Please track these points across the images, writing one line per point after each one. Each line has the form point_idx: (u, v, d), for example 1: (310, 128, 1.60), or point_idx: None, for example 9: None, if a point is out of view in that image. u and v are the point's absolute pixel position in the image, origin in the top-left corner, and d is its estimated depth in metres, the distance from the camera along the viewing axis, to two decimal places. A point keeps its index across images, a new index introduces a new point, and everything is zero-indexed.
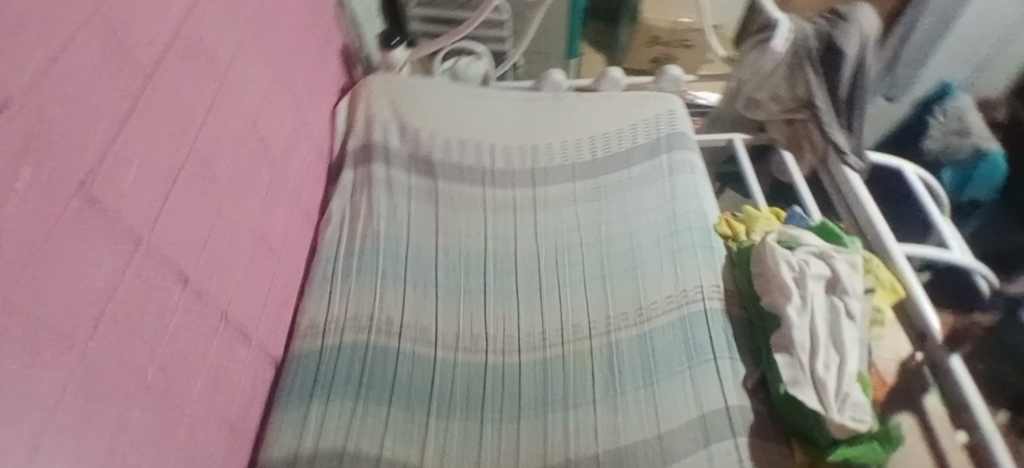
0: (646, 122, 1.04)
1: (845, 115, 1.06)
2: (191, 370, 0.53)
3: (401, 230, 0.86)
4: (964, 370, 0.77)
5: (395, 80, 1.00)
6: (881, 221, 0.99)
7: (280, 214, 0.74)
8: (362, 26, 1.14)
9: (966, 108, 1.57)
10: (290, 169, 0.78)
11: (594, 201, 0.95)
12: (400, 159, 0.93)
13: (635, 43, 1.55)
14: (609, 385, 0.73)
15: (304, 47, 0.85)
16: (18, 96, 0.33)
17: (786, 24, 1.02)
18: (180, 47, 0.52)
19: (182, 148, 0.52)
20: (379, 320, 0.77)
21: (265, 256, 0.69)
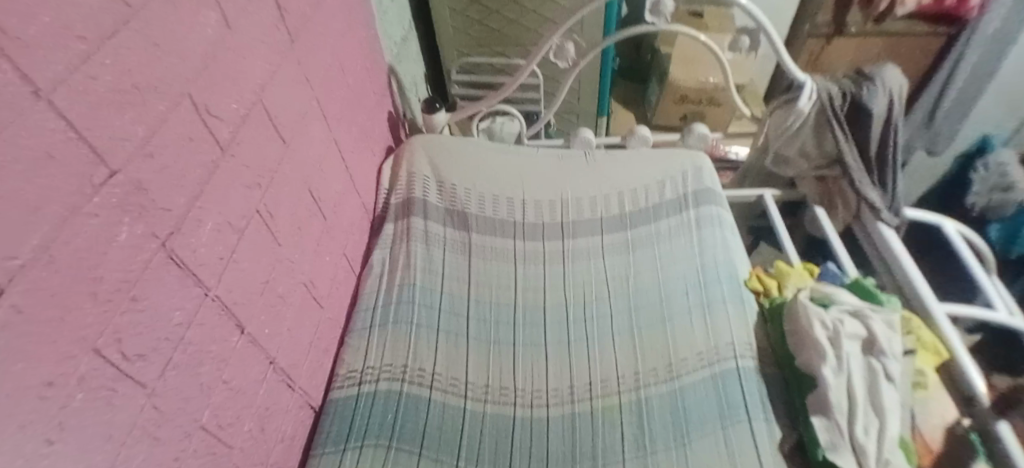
0: (674, 177, 1.07)
1: (877, 171, 1.06)
2: (240, 412, 0.56)
3: (436, 281, 0.90)
4: (1015, 439, 0.76)
5: (435, 139, 1.06)
6: (921, 279, 0.97)
7: (327, 265, 0.79)
8: (408, 92, 1.24)
9: (1009, 162, 1.56)
10: (338, 223, 0.84)
11: (623, 254, 0.97)
12: (437, 212, 0.98)
13: (664, 101, 1.61)
14: (639, 444, 0.72)
15: (356, 112, 0.94)
16: (119, 168, 0.39)
17: (811, 83, 1.04)
18: (252, 120, 0.60)
19: (248, 207, 0.58)
20: (413, 369, 0.79)
21: (312, 304, 0.74)
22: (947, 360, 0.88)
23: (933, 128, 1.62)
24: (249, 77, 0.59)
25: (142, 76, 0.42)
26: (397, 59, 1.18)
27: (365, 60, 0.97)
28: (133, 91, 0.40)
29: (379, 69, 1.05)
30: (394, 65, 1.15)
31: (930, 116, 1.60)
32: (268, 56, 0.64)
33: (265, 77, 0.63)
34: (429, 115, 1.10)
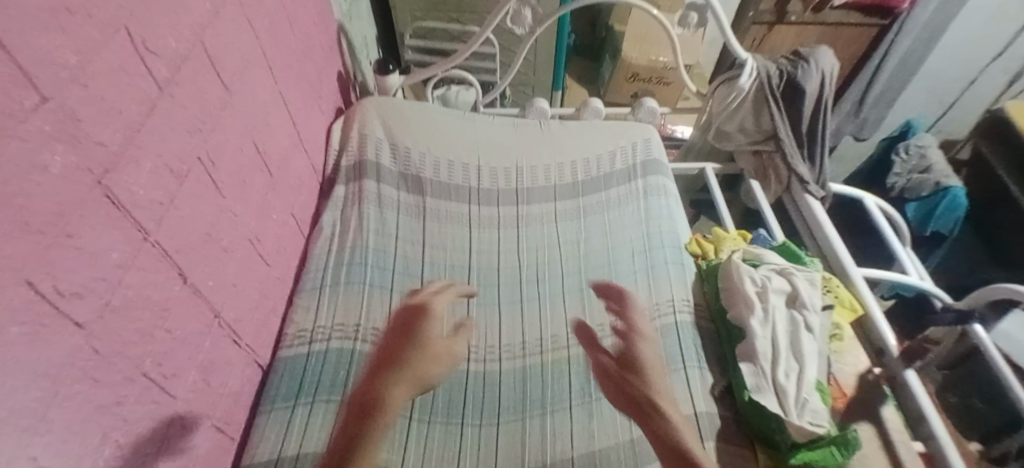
0: (624, 148, 1.11)
1: (807, 147, 1.14)
2: (183, 362, 0.55)
3: (388, 242, 0.89)
4: (918, 383, 0.86)
5: (388, 101, 1.05)
6: (842, 246, 1.06)
7: (274, 222, 0.77)
8: (359, 54, 1.21)
9: (928, 146, 1.74)
10: (285, 180, 0.82)
11: (575, 220, 1.00)
12: (391, 176, 0.97)
13: (616, 77, 1.65)
14: (585, 392, 0.78)
15: (304, 68, 0.91)
16: (50, 94, 0.37)
17: (752, 61, 1.09)
18: (193, 62, 0.57)
19: (189, 154, 0.56)
20: (366, 328, 0.78)
21: (258, 261, 0.73)
22: (862, 317, 0.98)
23: (862, 115, 1.77)
24: (189, 15, 0.56)
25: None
26: (346, 18, 1.14)
27: (312, 14, 0.93)
28: (65, 14, 0.38)
29: (328, 26, 1.02)
30: (344, 23, 1.11)
31: (859, 105, 1.74)
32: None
33: (207, 18, 0.60)
34: (381, 77, 1.08)
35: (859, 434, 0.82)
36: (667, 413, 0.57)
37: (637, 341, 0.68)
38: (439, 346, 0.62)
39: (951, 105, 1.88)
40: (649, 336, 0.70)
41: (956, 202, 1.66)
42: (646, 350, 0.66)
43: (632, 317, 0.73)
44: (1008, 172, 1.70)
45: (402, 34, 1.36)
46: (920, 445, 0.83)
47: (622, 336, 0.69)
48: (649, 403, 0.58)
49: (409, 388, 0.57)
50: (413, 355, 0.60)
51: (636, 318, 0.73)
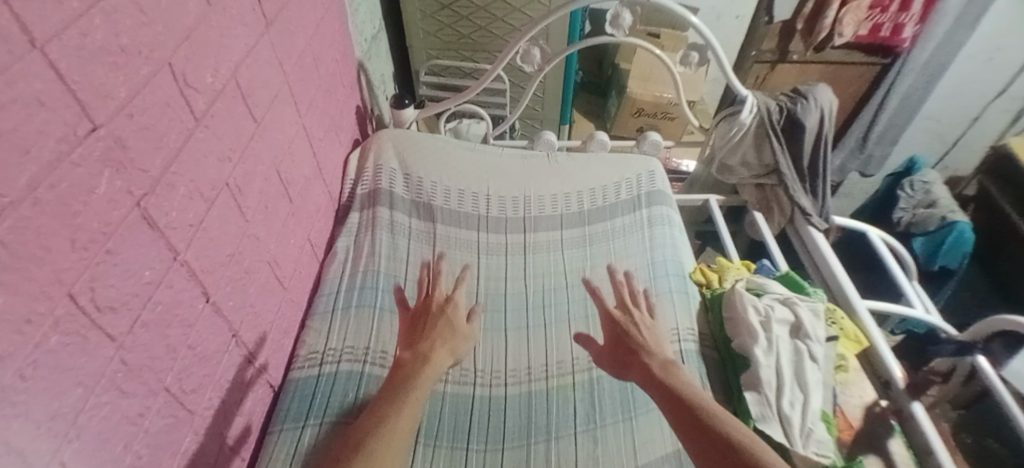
0: (629, 179, 1.14)
1: (809, 181, 1.18)
2: (202, 379, 0.57)
3: (400, 268, 0.91)
4: (925, 416, 0.86)
5: (401, 133, 1.09)
6: (846, 278, 1.07)
7: (292, 247, 0.81)
8: (376, 89, 1.27)
9: (932, 182, 1.76)
10: (304, 207, 0.86)
11: (581, 248, 1.03)
12: (403, 203, 1.01)
13: (622, 113, 1.70)
14: (590, 419, 0.79)
15: (326, 102, 0.96)
16: (102, 123, 0.41)
17: (753, 98, 1.12)
18: (227, 95, 0.62)
19: (218, 180, 0.60)
20: (376, 351, 0.79)
21: (276, 283, 0.75)
22: (868, 348, 0.98)
23: (866, 150, 1.80)
24: (226, 54, 0.61)
25: (129, 38, 0.44)
26: (367, 56, 1.21)
27: (336, 52, 0.99)
28: (120, 52, 0.43)
29: (350, 63, 1.08)
30: (364, 61, 1.18)
31: (863, 141, 1.78)
32: (246, 36, 0.66)
33: (242, 56, 0.65)
34: (398, 111, 1.14)
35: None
36: (678, 384, 0.60)
37: (639, 326, 0.71)
38: (464, 327, 0.75)
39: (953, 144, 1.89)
40: (650, 322, 0.73)
41: (963, 238, 1.64)
42: (645, 333, 0.70)
43: (634, 304, 0.76)
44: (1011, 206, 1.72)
45: (418, 72, 1.43)
46: None
47: (615, 322, 0.72)
48: (659, 377, 0.62)
49: (447, 356, 0.71)
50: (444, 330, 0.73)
51: (639, 306, 0.76)
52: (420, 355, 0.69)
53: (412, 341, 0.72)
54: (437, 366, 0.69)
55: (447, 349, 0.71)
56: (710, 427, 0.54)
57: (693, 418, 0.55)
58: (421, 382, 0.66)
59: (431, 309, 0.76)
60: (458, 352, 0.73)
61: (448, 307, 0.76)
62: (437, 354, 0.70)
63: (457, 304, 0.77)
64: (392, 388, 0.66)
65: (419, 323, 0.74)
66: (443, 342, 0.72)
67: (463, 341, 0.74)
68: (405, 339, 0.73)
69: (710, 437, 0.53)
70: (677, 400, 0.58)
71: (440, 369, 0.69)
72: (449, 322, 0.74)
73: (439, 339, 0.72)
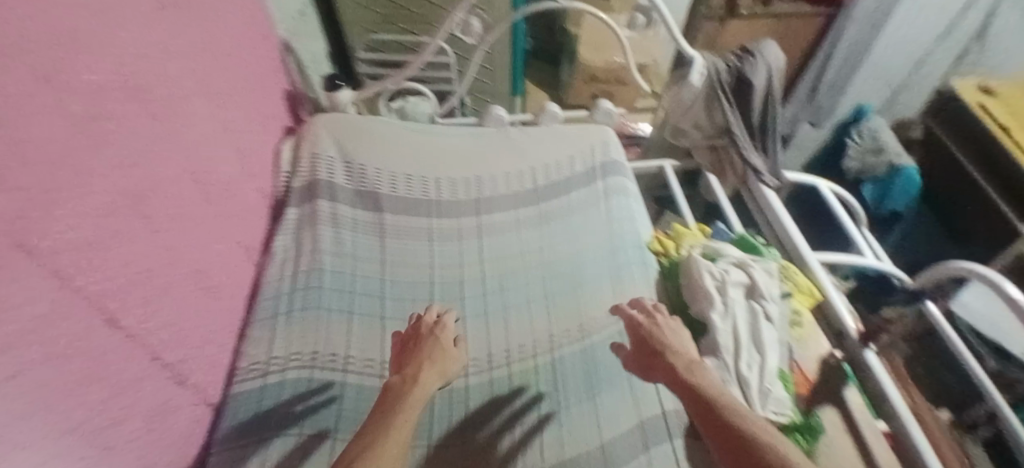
0: (583, 151, 1.11)
1: (759, 139, 1.16)
2: (122, 410, 0.53)
3: (346, 263, 0.86)
4: (878, 364, 0.88)
5: (341, 117, 1.03)
6: (797, 233, 1.09)
7: (219, 253, 0.75)
8: (308, 71, 1.18)
9: (879, 129, 1.80)
10: (231, 208, 0.79)
11: (537, 226, 1.00)
12: (346, 194, 0.95)
13: (575, 81, 1.68)
14: (555, 401, 0.78)
15: (247, 90, 0.88)
16: None
17: (700, 60, 1.13)
18: (113, 94, 0.55)
19: (113, 190, 0.53)
20: (325, 355, 0.75)
21: (204, 295, 0.70)
22: (822, 302, 1.00)
23: (817, 101, 1.81)
24: (108, 45, 0.54)
25: None
26: (292, 35, 1.11)
27: (254, 34, 0.91)
28: None
29: (272, 44, 0.99)
30: (289, 41, 1.08)
31: (813, 92, 1.80)
32: (130, 23, 0.58)
33: (129, 47, 0.57)
34: (332, 94, 1.06)
35: (824, 420, 0.83)
36: (709, 391, 0.61)
37: (662, 330, 0.71)
38: (452, 349, 0.70)
39: (899, 90, 1.89)
40: (674, 325, 0.72)
41: (911, 182, 1.71)
42: (669, 337, 0.70)
43: (653, 307, 0.75)
44: (958, 146, 1.77)
45: (354, 49, 1.34)
46: (884, 424, 0.85)
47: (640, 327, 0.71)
48: (690, 385, 0.62)
49: (435, 377, 0.66)
50: (434, 353, 0.68)
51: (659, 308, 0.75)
52: (405, 380, 0.63)
53: (410, 362, 0.67)
54: (426, 389, 0.63)
55: (436, 372, 0.66)
56: (738, 439, 0.54)
57: (729, 433, 0.55)
58: (408, 406, 0.59)
59: (425, 332, 0.71)
60: (448, 375, 0.68)
61: (437, 329, 0.72)
62: (425, 376, 0.64)
63: (446, 324, 0.73)
64: (383, 410, 0.59)
65: (420, 347, 0.69)
66: (431, 364, 0.67)
67: (452, 362, 0.69)
68: (394, 362, 0.69)
69: (743, 447, 0.53)
70: (709, 409, 0.59)
71: (428, 392, 0.63)
72: (438, 344, 0.70)
73: (427, 360, 0.67)
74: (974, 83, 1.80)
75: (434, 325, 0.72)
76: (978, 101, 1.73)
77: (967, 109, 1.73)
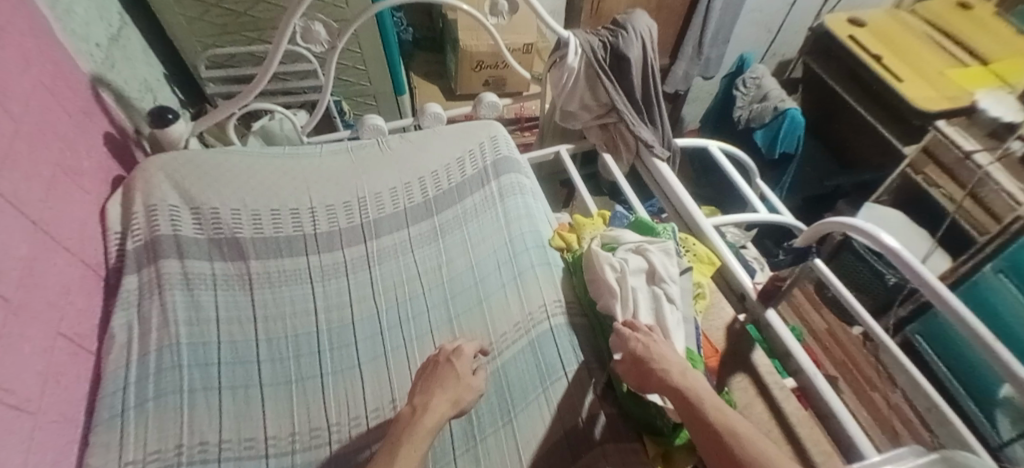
0: (472, 151, 1.04)
1: (645, 112, 1.16)
2: None
3: (208, 330, 0.75)
4: (779, 320, 0.91)
5: (179, 155, 0.88)
6: (691, 202, 1.09)
7: (30, 355, 0.60)
8: (136, 102, 1.01)
9: (760, 76, 1.87)
10: (37, 296, 0.64)
11: (433, 243, 0.93)
12: (197, 247, 0.82)
13: (461, 69, 1.57)
14: (469, 436, 0.73)
15: (41, 144, 0.72)
16: None
17: (575, 38, 1.05)
18: None
19: None
20: (192, 446, 0.64)
21: (15, 413, 0.56)
22: (722, 267, 1.02)
23: (703, 56, 1.85)
24: None
25: None
26: (106, 63, 0.94)
27: (40, 73, 0.74)
28: None
29: (73, 80, 0.82)
30: (102, 72, 0.91)
31: (699, 48, 1.81)
32: None
33: None
34: (162, 129, 0.91)
35: (736, 387, 0.87)
36: (696, 395, 0.61)
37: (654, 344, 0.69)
38: (469, 376, 0.68)
39: (777, 30, 2.02)
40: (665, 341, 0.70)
41: (795, 124, 1.77)
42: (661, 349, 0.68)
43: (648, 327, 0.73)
44: (834, 78, 1.86)
45: (195, 66, 1.18)
46: (793, 381, 0.88)
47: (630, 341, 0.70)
48: (678, 389, 0.63)
49: (449, 405, 0.64)
50: (448, 378, 0.67)
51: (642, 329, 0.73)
52: (414, 407, 0.63)
53: (422, 391, 0.66)
54: (437, 415, 0.62)
55: (454, 399, 0.65)
56: (719, 445, 0.55)
57: (715, 438, 0.56)
58: (414, 440, 0.58)
59: (442, 360, 0.70)
60: (462, 404, 0.66)
61: (455, 358, 0.70)
62: (435, 403, 0.63)
63: (466, 353, 0.71)
64: (387, 452, 0.57)
65: (438, 380, 0.67)
66: (443, 391, 0.65)
67: (469, 392, 0.67)
68: (417, 386, 0.68)
69: (727, 454, 0.54)
70: (697, 416, 0.59)
71: (438, 421, 0.61)
72: (453, 373, 0.68)
73: (439, 388, 0.65)
74: (844, 17, 1.85)
75: (450, 354, 0.70)
76: (849, 33, 1.77)
77: (840, 43, 1.78)
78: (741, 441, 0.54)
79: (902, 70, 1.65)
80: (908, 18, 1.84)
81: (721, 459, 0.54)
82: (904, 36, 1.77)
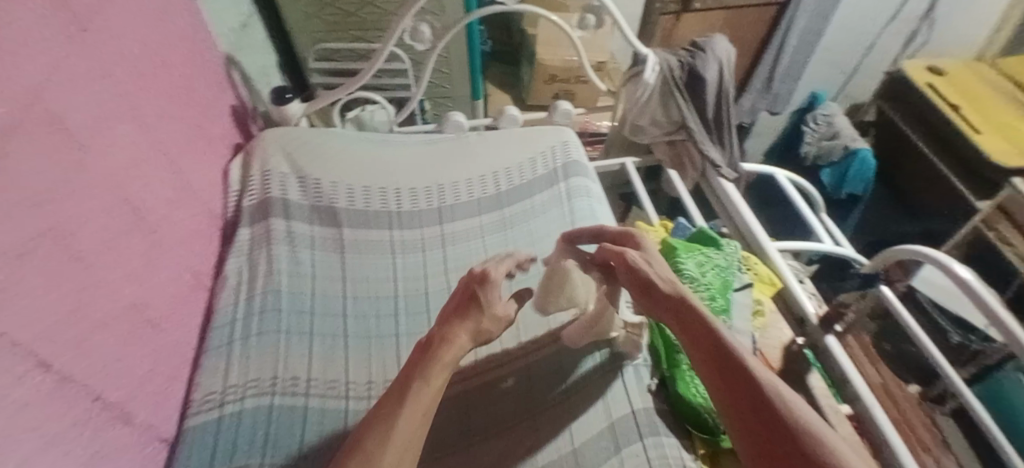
0: (544, 153, 1.11)
1: (715, 133, 1.19)
2: (57, 460, 0.48)
3: (305, 283, 0.84)
4: (837, 346, 0.91)
5: (290, 132, 1.00)
6: (755, 222, 1.11)
7: (163, 281, 0.70)
8: (256, 83, 1.14)
9: (832, 114, 1.84)
10: (174, 233, 0.75)
11: (502, 232, 0.99)
12: (301, 210, 0.92)
13: (535, 81, 1.65)
14: (527, 410, 0.76)
15: (186, 107, 0.84)
16: None
17: (654, 56, 1.11)
18: (29, 126, 0.50)
19: (34, 227, 0.49)
20: (285, 380, 0.72)
21: (149, 327, 0.66)
22: (782, 290, 1.04)
23: (772, 90, 1.85)
24: (19, 73, 0.49)
25: None
26: (237, 48, 1.07)
27: (190, 47, 0.86)
28: None
29: (212, 58, 0.95)
30: (233, 54, 1.04)
31: (769, 82, 1.81)
32: (49, 46, 0.54)
33: (45, 73, 0.53)
34: (281, 107, 1.04)
35: None
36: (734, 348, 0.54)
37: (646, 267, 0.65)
38: (498, 305, 0.61)
39: (851, 73, 1.96)
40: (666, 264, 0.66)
41: (865, 166, 1.75)
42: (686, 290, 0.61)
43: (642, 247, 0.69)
44: (906, 122, 1.82)
45: (305, 58, 1.31)
46: (848, 407, 0.88)
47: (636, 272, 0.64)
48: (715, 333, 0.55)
49: (467, 340, 0.58)
50: (471, 308, 0.60)
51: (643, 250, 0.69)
52: (436, 336, 0.57)
53: (445, 318, 0.60)
54: (455, 350, 0.56)
55: (476, 331, 0.59)
56: (743, 378, 0.51)
57: (744, 396, 0.50)
58: (436, 369, 0.54)
59: (467, 286, 0.61)
60: (484, 337, 0.60)
61: (482, 285, 0.60)
62: (455, 336, 0.57)
63: (498, 277, 0.62)
64: (411, 366, 0.55)
65: (463, 307, 0.60)
66: (463, 324, 0.58)
67: (495, 325, 0.60)
68: (444, 314, 0.61)
69: (763, 416, 0.48)
70: (731, 372, 0.52)
71: (457, 357, 0.56)
72: (478, 303, 0.60)
73: (457, 319, 0.59)
74: (922, 64, 1.81)
75: (484, 280, 0.61)
76: (927, 81, 1.75)
77: (917, 91, 1.75)
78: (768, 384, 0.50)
79: (980, 123, 1.62)
80: (986, 71, 1.80)
81: (744, 414, 0.49)
82: (981, 90, 1.73)
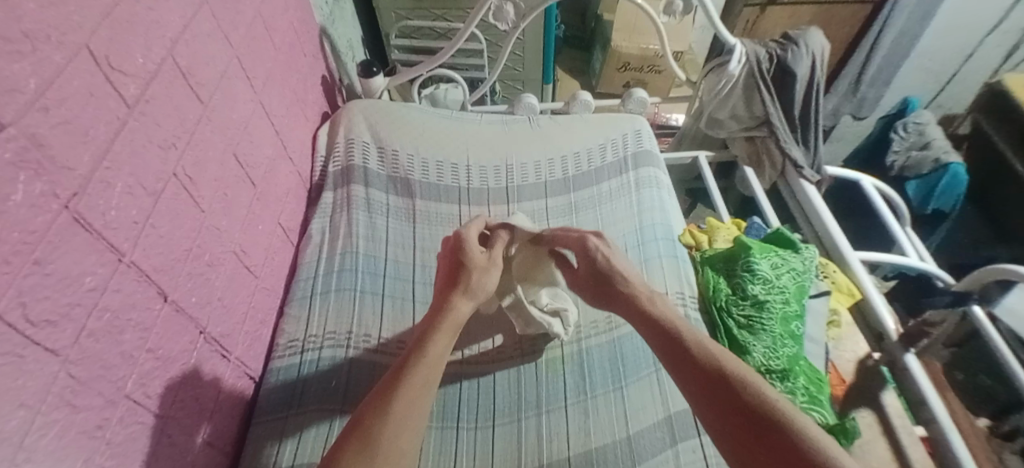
0: (614, 140, 1.09)
1: (800, 132, 1.13)
2: (169, 381, 0.54)
3: (379, 247, 0.88)
4: (918, 367, 0.85)
5: (372, 104, 1.04)
6: (837, 228, 1.05)
7: (261, 233, 0.76)
8: (343, 56, 1.20)
9: (925, 123, 1.65)
10: (270, 189, 0.80)
11: (566, 216, 0.99)
12: (379, 180, 0.96)
13: (608, 68, 1.62)
14: (580, 390, 0.77)
15: (286, 74, 0.89)
16: (19, 131, 0.36)
17: (742, 46, 1.05)
18: (164, 78, 0.56)
19: (164, 170, 0.54)
20: (358, 335, 0.77)
21: (246, 273, 0.72)
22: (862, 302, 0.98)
23: (858, 95, 1.64)
24: (157, 29, 0.55)
25: (33, 21, 0.38)
26: (330, 21, 1.13)
27: (292, 17, 0.91)
28: (29, 50, 0.37)
29: (310, 28, 1.00)
30: (326, 26, 1.10)
31: (856, 84, 1.61)
32: (179, 7, 0.59)
33: (177, 31, 0.58)
34: (367, 80, 1.08)
35: (859, 421, 0.84)
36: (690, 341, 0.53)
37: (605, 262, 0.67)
38: (480, 257, 0.65)
39: (946, 81, 1.80)
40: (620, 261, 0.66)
41: (957, 180, 1.57)
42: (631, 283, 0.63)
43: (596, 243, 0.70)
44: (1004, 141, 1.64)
45: (388, 34, 1.36)
46: (923, 429, 0.82)
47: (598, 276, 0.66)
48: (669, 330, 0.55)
49: (464, 299, 0.60)
50: (462, 272, 0.63)
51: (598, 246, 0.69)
52: (437, 308, 0.60)
53: (442, 291, 0.62)
54: (456, 317, 0.58)
55: (469, 291, 0.61)
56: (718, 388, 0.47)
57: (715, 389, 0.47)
58: (439, 336, 0.56)
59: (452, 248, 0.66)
60: (483, 293, 0.62)
61: (461, 242, 0.65)
62: (454, 298, 0.60)
63: (471, 234, 0.67)
64: (415, 341, 0.56)
65: (455, 277, 0.63)
66: (458, 285, 0.61)
67: (478, 272, 0.63)
68: (440, 288, 0.63)
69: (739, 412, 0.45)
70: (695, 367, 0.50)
71: (462, 318, 0.58)
72: (464, 263, 0.63)
73: (450, 284, 0.62)
74: None
75: (458, 241, 0.66)
76: None
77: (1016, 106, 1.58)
78: (737, 376, 0.47)
79: None
80: None
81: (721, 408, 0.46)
82: None
